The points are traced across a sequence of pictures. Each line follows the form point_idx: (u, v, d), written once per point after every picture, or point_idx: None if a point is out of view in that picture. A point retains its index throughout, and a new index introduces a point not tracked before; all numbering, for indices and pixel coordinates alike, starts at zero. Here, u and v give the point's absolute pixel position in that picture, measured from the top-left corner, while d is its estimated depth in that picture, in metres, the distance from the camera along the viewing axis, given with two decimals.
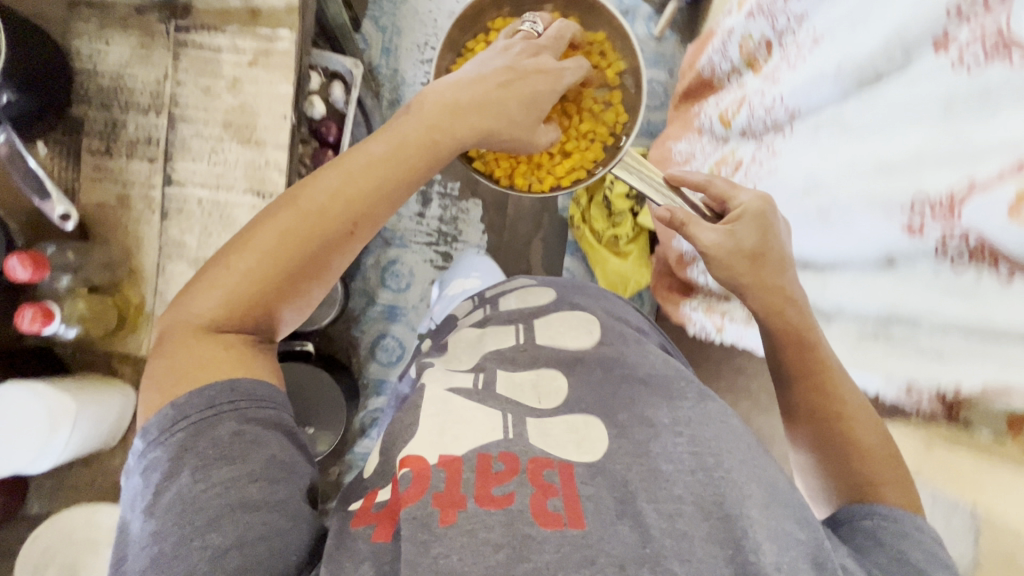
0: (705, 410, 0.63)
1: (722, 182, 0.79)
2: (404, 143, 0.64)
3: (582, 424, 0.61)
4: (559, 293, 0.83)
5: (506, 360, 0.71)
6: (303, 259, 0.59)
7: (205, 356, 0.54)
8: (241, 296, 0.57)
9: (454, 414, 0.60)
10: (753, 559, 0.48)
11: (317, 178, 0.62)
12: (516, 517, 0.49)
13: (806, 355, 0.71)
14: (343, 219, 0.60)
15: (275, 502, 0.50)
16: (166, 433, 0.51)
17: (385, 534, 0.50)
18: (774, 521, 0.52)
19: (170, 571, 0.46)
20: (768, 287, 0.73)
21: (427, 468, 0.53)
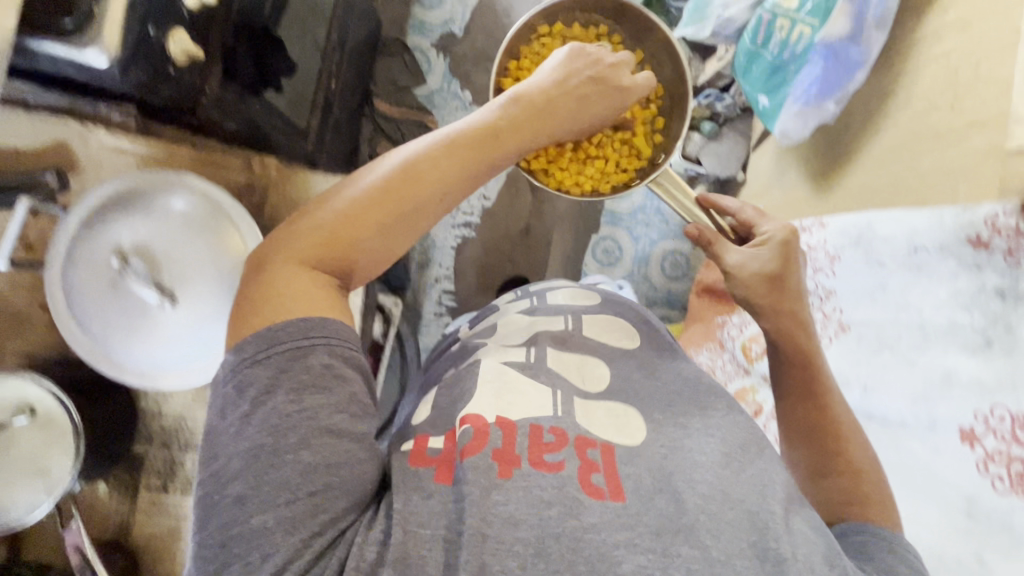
0: (734, 419, 0.69)
1: (751, 211, 0.84)
2: (498, 123, 0.65)
3: (622, 412, 0.68)
4: (604, 298, 0.90)
5: (558, 339, 0.78)
6: (397, 216, 0.58)
7: (301, 289, 0.55)
8: (332, 241, 0.57)
9: (509, 384, 0.67)
10: (774, 546, 0.54)
11: (415, 145, 0.62)
12: (566, 482, 0.55)
13: (814, 373, 0.76)
14: (441, 187, 0.60)
15: (356, 436, 0.53)
16: (263, 354, 0.52)
17: (445, 477, 0.56)
18: (793, 520, 0.57)
19: (259, 478, 0.49)
20: (783, 311, 0.77)
21: (485, 425, 0.60)
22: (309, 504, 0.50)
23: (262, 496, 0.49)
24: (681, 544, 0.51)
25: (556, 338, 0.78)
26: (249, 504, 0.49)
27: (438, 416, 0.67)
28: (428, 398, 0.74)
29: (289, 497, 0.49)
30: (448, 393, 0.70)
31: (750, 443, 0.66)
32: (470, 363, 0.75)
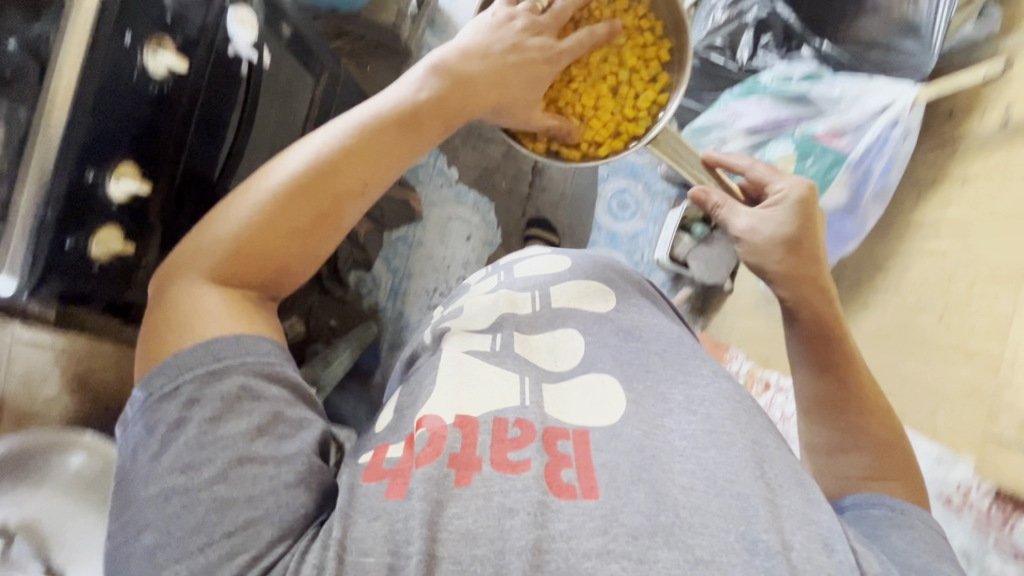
0: (721, 389, 0.63)
1: (762, 167, 0.76)
2: (420, 98, 0.63)
3: (599, 385, 0.62)
4: (575, 261, 0.81)
5: (524, 324, 0.71)
6: (308, 215, 0.57)
7: (210, 309, 0.53)
8: (235, 257, 0.56)
9: (469, 375, 0.60)
10: (764, 537, 0.48)
11: (331, 129, 0.60)
12: (530, 484, 0.49)
13: (835, 342, 0.71)
14: (358, 180, 0.60)
15: (282, 459, 0.51)
16: (169, 388, 0.50)
17: (398, 491, 0.50)
18: (783, 502, 0.52)
19: (171, 521, 0.47)
20: (803, 275, 0.72)
21: (444, 427, 0.54)
22: (229, 545, 0.46)
23: (177, 541, 0.46)
24: (661, 549, 0.46)
25: (521, 322, 0.71)
26: (164, 553, 0.46)
27: (397, 420, 0.60)
28: (392, 397, 0.67)
29: (205, 538, 0.46)
30: (409, 391, 0.64)
31: (739, 412, 0.60)
32: (430, 358, 0.68)
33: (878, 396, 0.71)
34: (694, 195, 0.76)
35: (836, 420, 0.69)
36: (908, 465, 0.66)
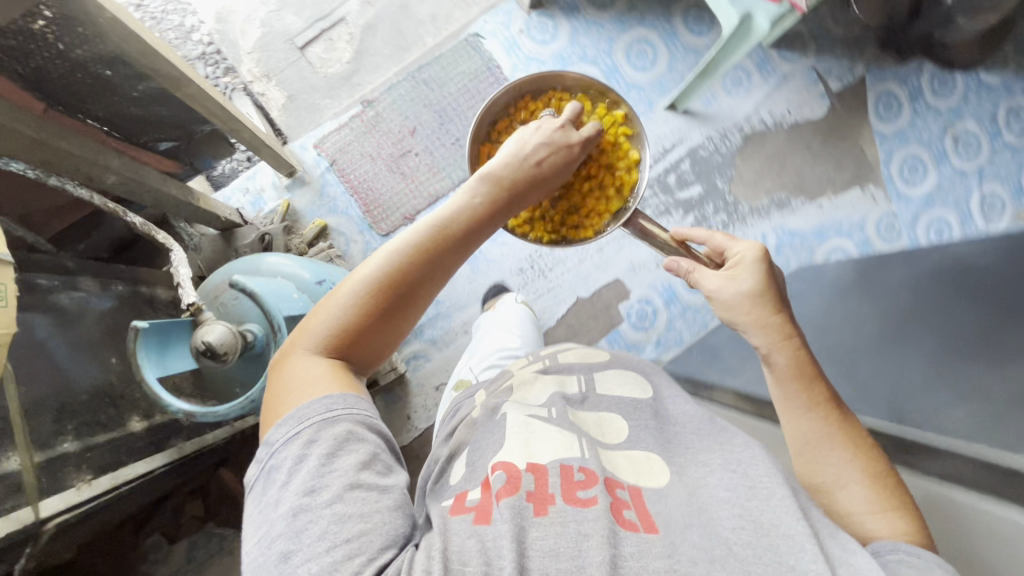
0: (755, 451, 0.70)
1: (720, 235, 0.85)
2: (483, 198, 0.68)
3: (644, 460, 0.70)
4: (612, 354, 0.95)
5: (575, 402, 0.82)
6: (391, 307, 0.65)
7: (318, 380, 0.61)
8: (337, 342, 0.64)
9: (535, 433, 0.69)
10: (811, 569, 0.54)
11: (410, 230, 0.67)
12: (600, 515, 0.56)
13: (808, 389, 0.78)
14: (433, 270, 0.67)
15: (384, 488, 0.55)
16: (293, 433, 0.56)
17: (484, 518, 0.56)
18: (834, 551, 0.57)
19: (298, 535, 0.50)
20: (773, 332, 0.79)
21: (518, 471, 0.61)
22: (348, 549, 0.49)
23: (307, 549, 0.49)
24: None
25: (574, 401, 0.82)
26: (295, 560, 0.49)
27: (470, 471, 0.67)
28: (458, 454, 0.75)
29: (330, 544, 0.49)
30: (478, 446, 0.72)
31: (775, 471, 0.66)
32: (495, 418, 0.76)
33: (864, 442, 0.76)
34: (666, 265, 0.83)
35: (828, 457, 0.75)
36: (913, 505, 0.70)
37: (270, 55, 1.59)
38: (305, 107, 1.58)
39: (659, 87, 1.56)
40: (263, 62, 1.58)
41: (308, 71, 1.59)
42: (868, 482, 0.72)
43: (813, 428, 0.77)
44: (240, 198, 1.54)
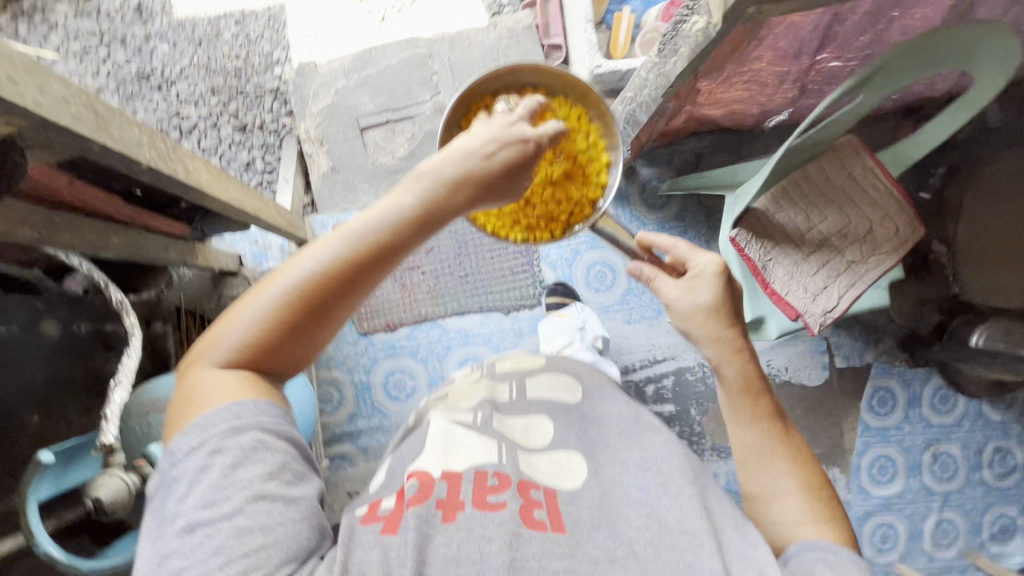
0: (671, 448, 0.73)
1: (684, 245, 0.91)
2: (412, 205, 0.64)
3: (565, 459, 0.71)
4: (548, 360, 0.97)
5: (502, 408, 0.83)
6: (306, 316, 0.62)
7: (222, 388, 0.60)
8: (248, 348, 0.62)
9: (455, 440, 0.70)
10: (705, 561, 0.56)
11: (328, 239, 0.63)
12: (507, 518, 0.57)
13: (755, 400, 0.86)
14: (350, 280, 0.63)
15: (291, 499, 0.56)
16: (197, 442, 0.56)
17: (389, 529, 0.57)
18: (728, 544, 0.61)
19: (194, 548, 0.51)
20: (722, 343, 0.87)
21: (432, 479, 0.62)
22: (243, 564, 0.51)
23: (200, 562, 0.51)
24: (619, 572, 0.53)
25: (500, 407, 0.83)
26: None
27: (388, 478, 0.69)
28: (382, 466, 0.75)
29: (225, 559, 0.51)
30: (402, 454, 0.72)
31: (687, 468, 0.69)
32: (420, 427, 0.78)
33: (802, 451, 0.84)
34: (631, 269, 0.92)
35: (769, 465, 0.82)
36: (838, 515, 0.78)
37: (331, 125, 1.43)
38: (341, 184, 1.42)
39: (632, 299, 1.40)
40: (320, 126, 1.43)
41: (360, 152, 1.42)
42: (802, 492, 0.79)
43: (756, 439, 0.84)
44: (244, 243, 1.45)
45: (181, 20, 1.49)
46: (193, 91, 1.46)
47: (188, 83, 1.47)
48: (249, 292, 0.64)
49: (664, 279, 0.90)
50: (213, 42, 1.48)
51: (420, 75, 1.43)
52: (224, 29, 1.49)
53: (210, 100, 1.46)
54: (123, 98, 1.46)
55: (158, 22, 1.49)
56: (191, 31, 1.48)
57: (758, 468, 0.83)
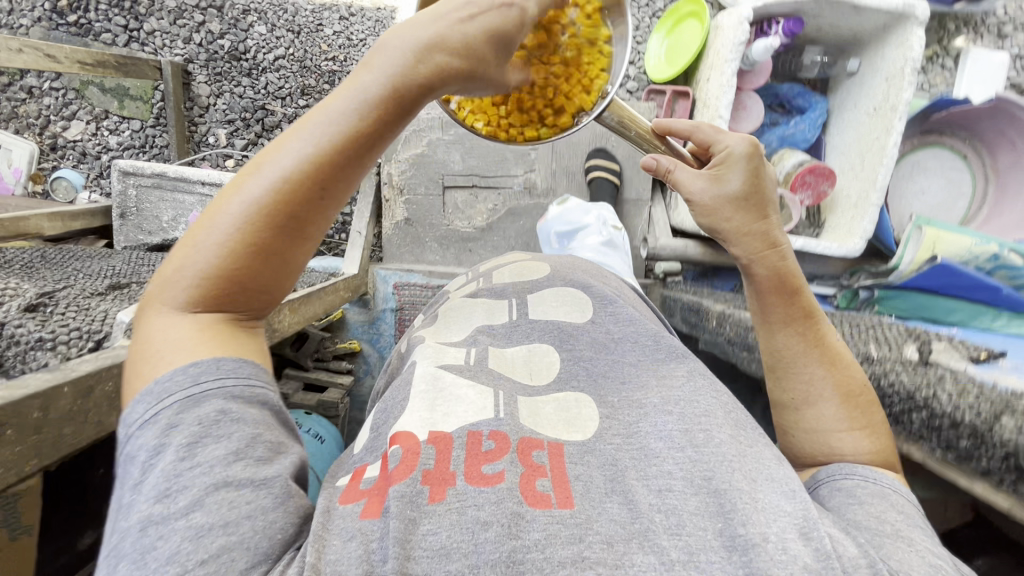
0: (695, 386, 0.63)
1: (708, 128, 0.75)
2: (376, 91, 0.51)
3: (574, 404, 0.62)
4: (551, 269, 0.88)
5: (499, 337, 0.75)
6: (275, 232, 0.52)
7: (182, 337, 0.51)
8: (215, 279, 0.52)
9: (444, 392, 0.61)
10: (742, 530, 0.47)
11: (296, 138, 0.52)
12: (505, 495, 0.49)
13: (788, 299, 0.75)
14: (322, 184, 0.52)
15: (261, 482, 0.46)
16: (150, 414, 0.47)
17: (373, 511, 0.48)
18: (761, 494, 0.50)
19: (145, 554, 0.41)
20: (749, 232, 0.76)
21: (417, 445, 0.53)
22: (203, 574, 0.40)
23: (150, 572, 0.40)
24: (637, 552, 0.46)
25: (497, 335, 0.75)
26: None
27: (373, 440, 0.60)
28: (367, 424, 0.67)
29: (180, 569, 0.40)
30: (385, 410, 0.63)
31: (714, 406, 0.60)
32: (405, 370, 0.69)
33: (845, 354, 0.75)
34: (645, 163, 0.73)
35: (801, 370, 0.73)
36: (875, 420, 0.70)
37: (416, 174, 1.61)
38: (411, 239, 1.65)
39: None
40: (406, 174, 1.61)
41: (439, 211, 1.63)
42: (838, 400, 0.71)
43: (789, 343, 0.75)
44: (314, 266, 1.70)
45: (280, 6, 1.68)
46: (281, 86, 1.70)
47: (279, 75, 1.69)
48: (203, 213, 0.53)
49: (683, 166, 0.75)
50: (314, 35, 1.68)
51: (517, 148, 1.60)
52: (326, 24, 1.68)
53: (297, 101, 1.70)
54: (213, 74, 1.70)
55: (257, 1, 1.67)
56: (293, 20, 1.68)
57: (788, 376, 0.74)
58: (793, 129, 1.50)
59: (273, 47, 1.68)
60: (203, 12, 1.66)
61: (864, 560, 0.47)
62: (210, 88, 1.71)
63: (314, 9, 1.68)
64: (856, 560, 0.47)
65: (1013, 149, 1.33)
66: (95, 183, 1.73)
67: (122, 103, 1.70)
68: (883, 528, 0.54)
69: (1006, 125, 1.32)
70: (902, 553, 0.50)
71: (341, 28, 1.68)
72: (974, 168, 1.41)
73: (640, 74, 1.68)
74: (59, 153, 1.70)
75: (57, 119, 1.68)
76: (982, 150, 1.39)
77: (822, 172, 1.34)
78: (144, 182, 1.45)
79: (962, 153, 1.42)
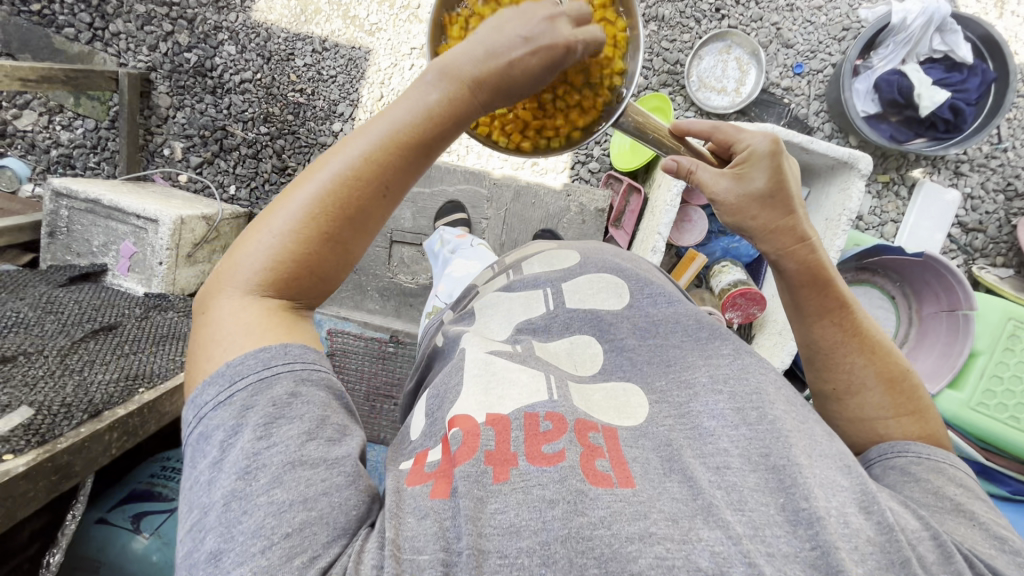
0: (743, 362, 0.64)
1: (726, 128, 0.81)
2: (442, 95, 0.54)
3: (622, 393, 0.63)
4: (582, 258, 0.88)
5: (540, 331, 0.75)
6: (342, 224, 0.54)
7: (250, 322, 0.52)
8: (278, 268, 0.53)
9: (496, 374, 0.61)
10: (806, 504, 0.48)
11: (359, 138, 0.54)
12: (568, 474, 0.49)
13: (821, 292, 0.80)
14: (387, 179, 0.54)
15: (334, 462, 0.48)
16: (222, 397, 0.49)
17: (442, 490, 0.49)
18: (819, 469, 0.52)
19: (233, 527, 0.43)
20: (778, 231, 0.79)
21: (476, 427, 0.54)
22: (288, 547, 0.43)
23: (239, 547, 0.43)
24: (704, 528, 0.46)
25: (538, 329, 0.76)
26: (225, 561, 0.43)
27: (431, 424, 0.60)
28: (422, 403, 0.68)
29: (265, 543, 0.43)
30: (438, 394, 0.63)
31: (760, 384, 0.61)
32: (455, 356, 0.69)
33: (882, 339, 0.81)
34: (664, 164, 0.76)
35: (845, 360, 0.79)
36: (921, 404, 0.77)
37: None
38: (353, 287, 1.72)
39: None
40: None
41: (383, 267, 1.71)
42: (883, 386, 0.77)
43: (824, 335, 0.80)
44: None
45: (254, 30, 1.69)
46: (244, 110, 1.71)
47: (243, 99, 1.70)
48: (269, 207, 0.55)
49: (706, 167, 0.78)
50: (284, 63, 1.69)
51: (474, 215, 1.67)
52: (298, 54, 1.69)
53: (259, 128, 1.71)
54: (176, 87, 1.71)
55: (230, 20, 1.68)
56: (264, 47, 1.69)
57: (835, 365, 0.80)
58: (736, 243, 1.70)
59: (239, 70, 1.69)
60: (173, 22, 1.67)
61: (926, 532, 0.51)
62: (171, 100, 1.72)
63: (287, 38, 1.70)
64: (918, 532, 0.51)
65: (936, 300, 1.62)
66: (42, 176, 1.74)
67: (77, 100, 1.70)
68: (942, 503, 0.61)
69: (931, 279, 1.59)
70: (961, 528, 0.58)
71: (312, 61, 1.69)
72: (901, 311, 1.70)
73: (603, 155, 1.80)
74: (7, 140, 1.71)
75: (8, 104, 1.69)
76: (910, 297, 1.68)
77: (752, 298, 1.52)
78: (77, 205, 1.49)
79: (890, 292, 1.70)
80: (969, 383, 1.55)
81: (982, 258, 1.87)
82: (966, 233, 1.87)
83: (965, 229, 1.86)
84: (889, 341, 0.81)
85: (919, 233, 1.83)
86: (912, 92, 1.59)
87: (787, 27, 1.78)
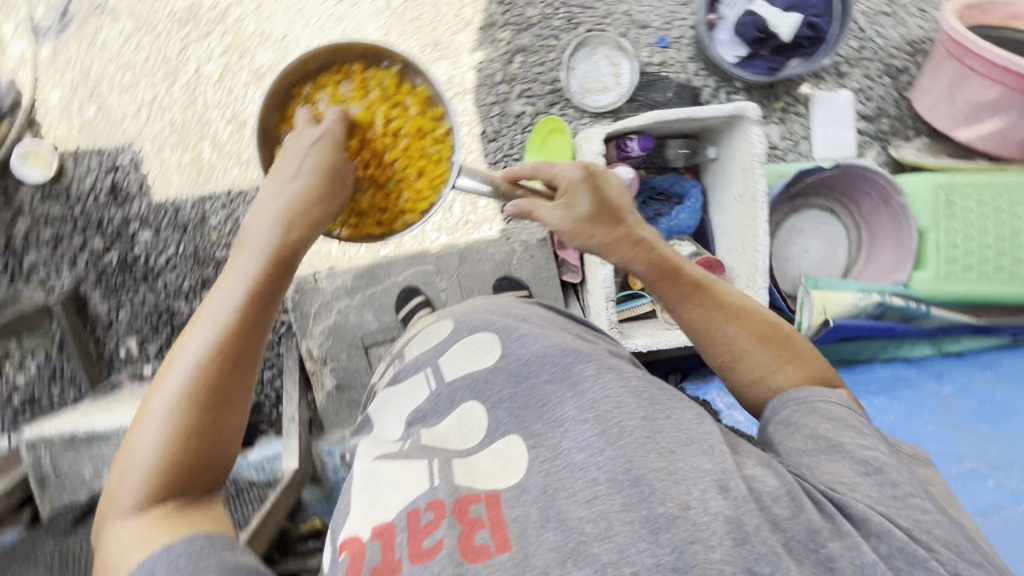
0: (603, 381, 0.72)
1: (546, 165, 0.95)
2: (255, 273, 0.81)
3: (504, 449, 0.69)
4: (454, 324, 0.96)
5: (428, 416, 0.82)
6: (211, 403, 0.76)
7: (152, 522, 0.70)
8: (160, 467, 0.72)
9: (381, 480, 0.66)
10: (655, 505, 0.57)
11: (197, 337, 0.78)
12: (446, 564, 0.55)
13: (679, 283, 0.90)
14: (231, 354, 0.77)
15: None
16: None
17: None
18: (678, 467, 0.60)
19: None
20: (621, 243, 0.90)
21: (363, 545, 0.60)
22: None
23: None
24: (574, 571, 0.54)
25: (426, 415, 0.82)
26: None
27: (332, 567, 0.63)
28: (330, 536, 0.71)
29: None
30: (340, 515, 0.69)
31: (625, 400, 0.68)
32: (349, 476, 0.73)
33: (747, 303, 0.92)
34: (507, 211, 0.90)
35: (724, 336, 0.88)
36: (799, 351, 0.87)
37: (334, 343, 1.72)
38: (347, 404, 1.72)
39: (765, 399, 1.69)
40: (325, 346, 1.72)
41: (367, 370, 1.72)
42: (762, 350, 0.87)
43: (698, 320, 0.89)
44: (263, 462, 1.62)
45: (161, 209, 1.81)
46: (181, 284, 1.80)
47: (175, 275, 1.80)
48: (137, 424, 0.75)
49: (539, 204, 0.91)
50: (199, 227, 1.80)
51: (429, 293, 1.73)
52: (210, 214, 1.80)
53: (201, 295, 1.80)
54: (109, 289, 1.81)
55: (134, 210, 1.80)
56: (178, 219, 1.80)
57: (718, 345, 0.89)
58: (675, 219, 1.83)
59: (162, 250, 1.80)
60: (82, 233, 1.80)
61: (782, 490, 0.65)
62: (108, 304, 1.81)
63: (195, 203, 1.81)
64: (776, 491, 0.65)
65: (867, 200, 1.76)
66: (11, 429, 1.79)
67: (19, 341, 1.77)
68: (818, 445, 0.74)
69: (859, 183, 1.74)
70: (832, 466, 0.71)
71: (225, 215, 1.79)
72: (843, 218, 1.84)
73: None
74: None
75: None
76: (847, 205, 1.83)
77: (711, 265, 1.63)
78: (54, 447, 1.55)
79: (828, 208, 1.85)
80: (931, 258, 1.69)
81: (895, 138, 1.93)
82: (873, 123, 1.94)
83: (867, 119, 1.93)
84: (756, 302, 0.92)
85: (831, 139, 1.88)
86: (767, 24, 1.70)
87: (638, 11, 1.90)
